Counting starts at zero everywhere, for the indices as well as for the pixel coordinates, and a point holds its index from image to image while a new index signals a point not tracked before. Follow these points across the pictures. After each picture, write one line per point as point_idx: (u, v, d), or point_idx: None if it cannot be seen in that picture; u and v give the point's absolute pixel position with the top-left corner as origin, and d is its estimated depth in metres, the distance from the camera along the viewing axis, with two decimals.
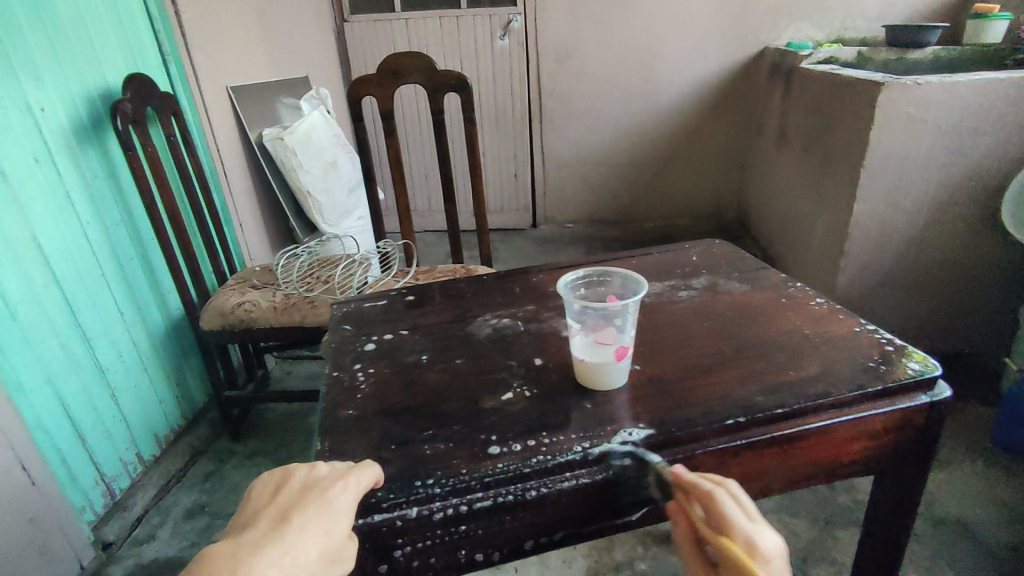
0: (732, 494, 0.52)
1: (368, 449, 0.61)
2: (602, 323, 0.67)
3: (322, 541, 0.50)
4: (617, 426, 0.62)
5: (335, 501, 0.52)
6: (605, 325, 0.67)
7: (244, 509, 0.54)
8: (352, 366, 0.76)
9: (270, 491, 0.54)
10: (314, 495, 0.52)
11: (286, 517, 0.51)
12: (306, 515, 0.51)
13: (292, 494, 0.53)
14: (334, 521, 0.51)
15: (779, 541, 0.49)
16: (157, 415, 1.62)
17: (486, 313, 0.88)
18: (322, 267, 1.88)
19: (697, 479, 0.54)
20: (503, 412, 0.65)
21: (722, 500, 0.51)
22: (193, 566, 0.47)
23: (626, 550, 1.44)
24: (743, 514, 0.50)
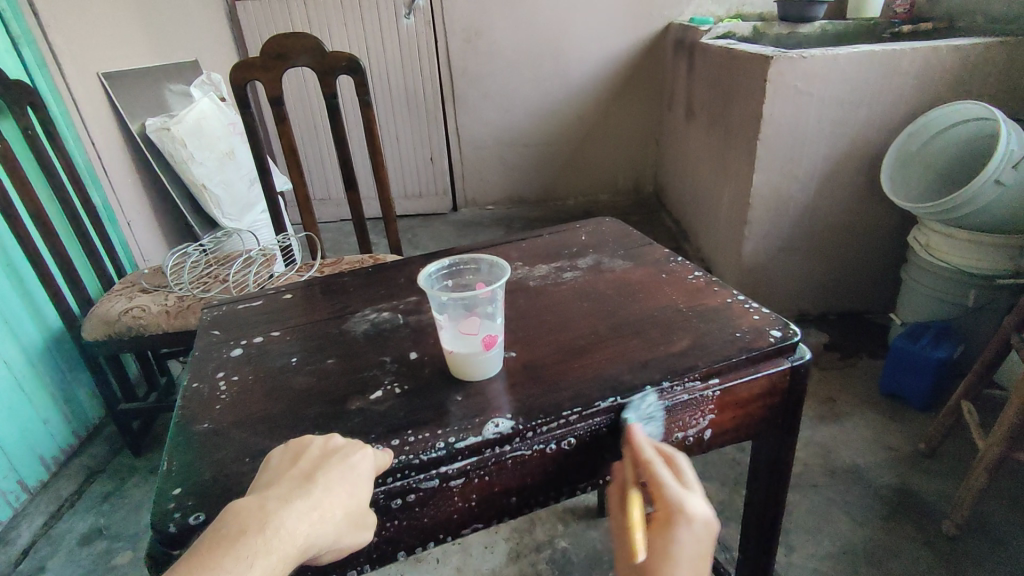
0: (673, 465, 0.54)
1: (220, 463, 0.57)
2: (467, 313, 0.65)
3: (347, 503, 0.49)
4: (485, 416, 0.61)
5: (357, 465, 0.51)
6: (470, 315, 0.65)
7: (262, 472, 0.51)
8: (214, 375, 0.71)
9: (288, 455, 0.51)
10: (336, 457, 0.50)
11: (313, 477, 0.48)
12: (330, 475, 0.49)
13: (314, 458, 0.50)
14: (357, 481, 0.50)
15: (710, 511, 0.49)
16: (42, 437, 1.49)
17: (365, 308, 0.85)
18: (219, 266, 1.77)
19: (646, 447, 0.56)
20: (370, 411, 0.63)
21: (659, 469, 0.53)
22: (217, 522, 0.44)
23: (547, 528, 1.45)
24: (676, 482, 0.52)
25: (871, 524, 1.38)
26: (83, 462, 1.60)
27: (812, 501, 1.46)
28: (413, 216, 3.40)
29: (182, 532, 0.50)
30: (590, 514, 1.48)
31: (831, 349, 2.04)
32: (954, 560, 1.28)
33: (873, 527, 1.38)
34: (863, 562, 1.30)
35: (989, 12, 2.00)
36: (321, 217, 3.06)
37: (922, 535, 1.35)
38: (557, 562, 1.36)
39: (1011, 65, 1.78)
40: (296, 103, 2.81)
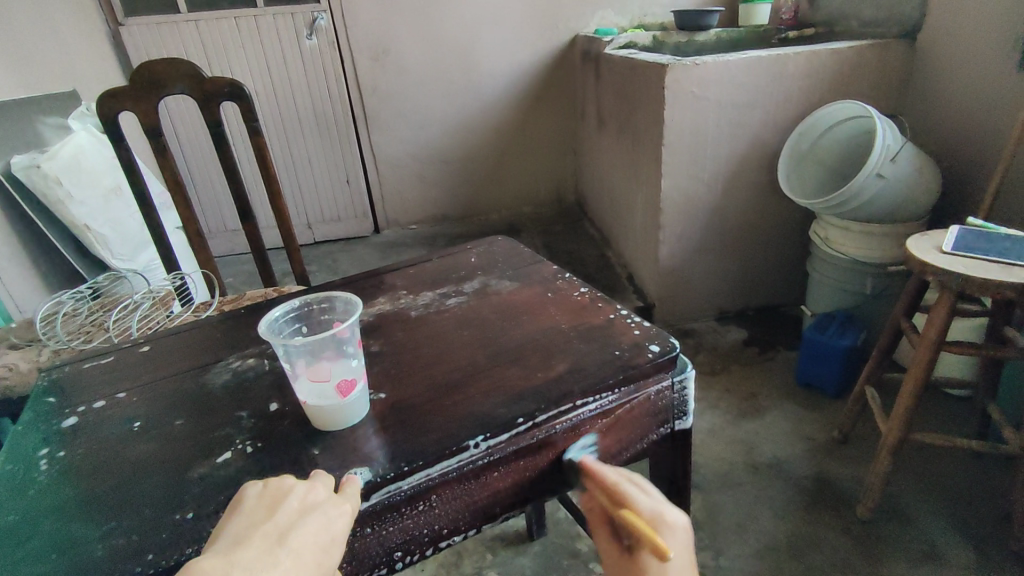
0: (638, 484, 0.57)
1: (20, 563, 0.48)
2: (317, 358, 0.60)
3: (313, 571, 0.45)
4: (342, 472, 0.55)
5: (331, 526, 0.47)
6: (320, 360, 0.60)
7: (237, 511, 0.47)
8: (37, 453, 0.62)
9: (265, 503, 0.47)
10: (312, 517, 0.47)
11: (285, 539, 0.45)
12: (302, 538, 0.46)
13: (293, 513, 0.47)
14: (329, 546, 0.47)
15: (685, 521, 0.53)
16: None
17: (229, 356, 0.77)
18: (103, 312, 1.63)
19: (609, 473, 0.58)
20: (212, 478, 0.55)
21: (628, 489, 0.55)
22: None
23: (475, 561, 1.39)
24: (644, 496, 0.55)
25: (792, 517, 1.40)
26: None
27: (738, 501, 1.47)
28: (333, 241, 3.28)
29: None
30: (519, 539, 1.43)
31: (748, 345, 2.09)
32: (870, 545, 1.32)
33: (795, 520, 1.40)
34: (787, 558, 1.31)
35: (861, 17, 2.13)
36: (231, 249, 2.90)
37: (840, 522, 1.38)
38: None
39: (884, 65, 1.90)
40: (193, 131, 2.66)
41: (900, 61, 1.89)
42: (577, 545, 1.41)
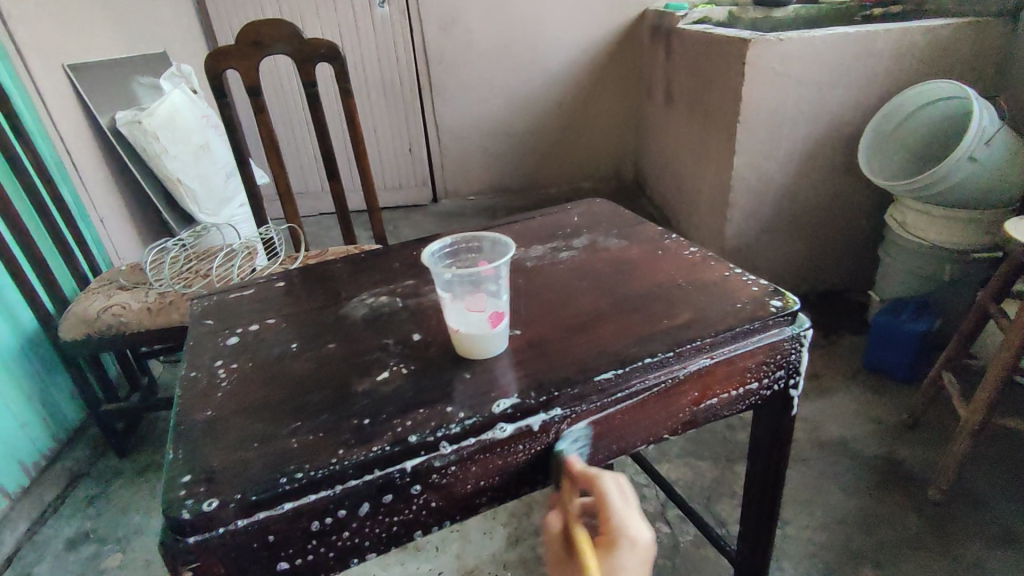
0: (617, 490, 0.53)
1: (226, 451, 0.55)
2: (472, 290, 0.64)
3: None
4: (494, 396, 0.60)
5: None
6: (476, 292, 0.65)
7: None
8: (211, 364, 0.69)
9: None
10: None
11: None
12: None
13: None
14: None
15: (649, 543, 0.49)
16: (21, 442, 1.52)
17: (362, 292, 0.83)
18: (200, 260, 1.73)
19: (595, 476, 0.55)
20: (378, 393, 0.61)
21: (603, 493, 0.53)
22: None
23: (544, 513, 1.46)
24: (619, 506, 0.51)
25: (859, 494, 1.42)
26: (64, 468, 1.64)
27: (804, 475, 1.49)
28: (394, 208, 3.36)
29: (196, 517, 0.48)
30: None
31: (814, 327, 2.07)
32: (939, 525, 1.33)
33: (863, 497, 1.41)
34: (853, 531, 1.33)
35: None
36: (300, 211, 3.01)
37: (908, 501, 1.39)
38: None
39: (980, 45, 1.83)
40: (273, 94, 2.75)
41: (999, 40, 1.82)
42: (642, 505, 1.46)
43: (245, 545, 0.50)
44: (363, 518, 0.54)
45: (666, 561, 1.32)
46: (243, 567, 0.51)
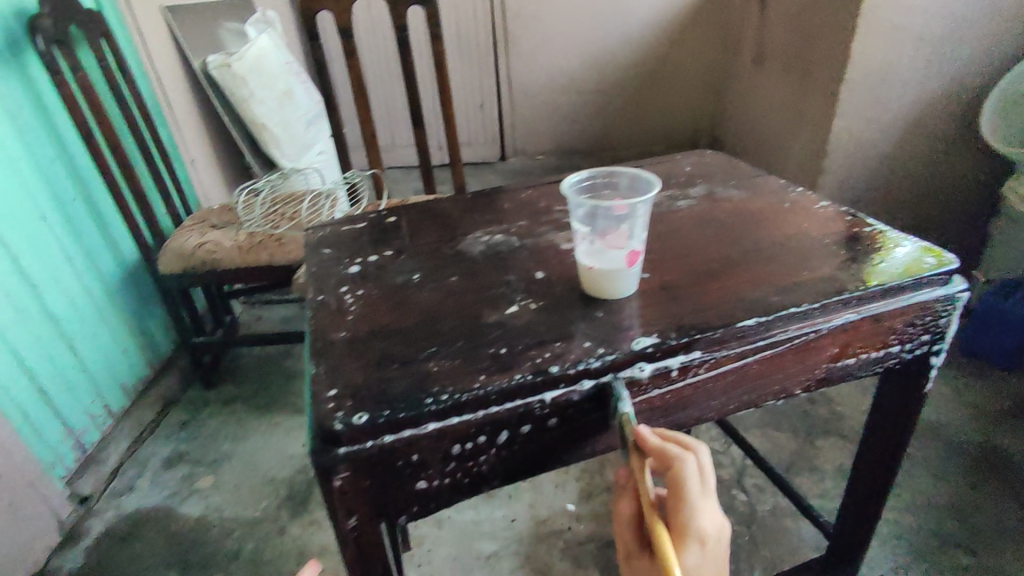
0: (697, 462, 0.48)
1: (367, 369, 0.55)
2: (612, 226, 0.63)
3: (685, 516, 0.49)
4: (631, 337, 0.58)
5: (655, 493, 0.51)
6: (615, 228, 0.63)
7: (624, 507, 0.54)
8: (338, 289, 0.70)
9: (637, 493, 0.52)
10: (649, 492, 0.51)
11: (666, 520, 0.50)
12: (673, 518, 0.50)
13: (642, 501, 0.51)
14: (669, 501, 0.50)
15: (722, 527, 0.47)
16: (121, 366, 1.62)
17: (476, 231, 0.82)
18: (287, 203, 1.76)
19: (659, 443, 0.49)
20: (511, 325, 0.61)
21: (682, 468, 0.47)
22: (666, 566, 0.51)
23: (617, 471, 1.45)
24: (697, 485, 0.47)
25: (954, 479, 1.35)
26: (158, 394, 1.74)
27: None
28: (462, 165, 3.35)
29: (348, 430, 0.49)
30: None
31: None
32: None
33: (959, 482, 1.34)
34: (947, 515, 1.27)
35: None
36: None
37: (1009, 490, 1.31)
38: None
39: None
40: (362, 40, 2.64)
41: None
42: (719, 472, 1.43)
43: (390, 461, 0.51)
44: (499, 446, 0.54)
45: (744, 528, 1.30)
46: (386, 484, 0.52)
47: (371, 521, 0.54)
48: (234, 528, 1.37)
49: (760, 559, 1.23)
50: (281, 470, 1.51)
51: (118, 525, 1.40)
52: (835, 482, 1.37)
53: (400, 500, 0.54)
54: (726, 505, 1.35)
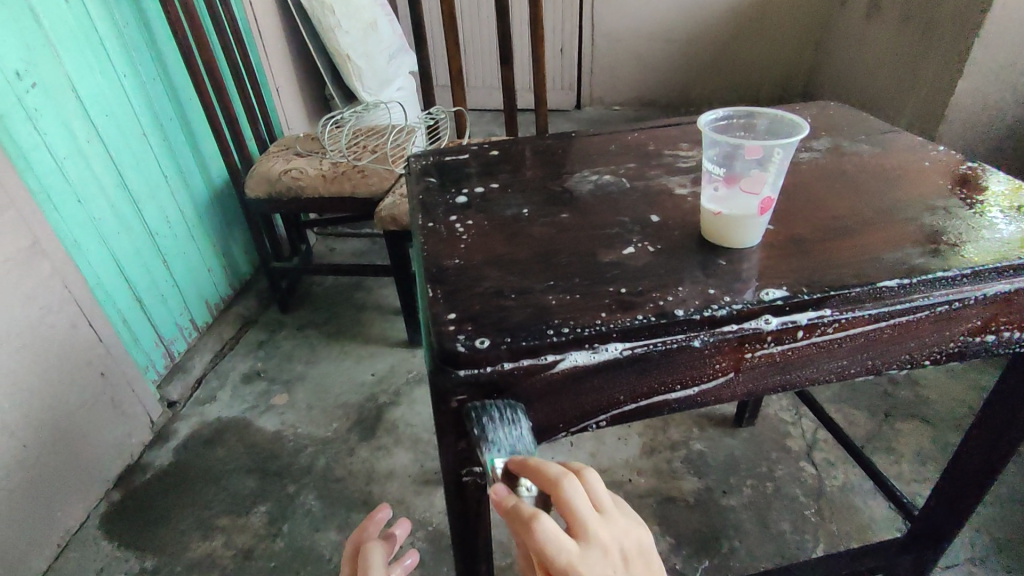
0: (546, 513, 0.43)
1: (485, 297, 0.55)
2: (749, 168, 0.60)
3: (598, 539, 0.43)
4: (758, 288, 0.55)
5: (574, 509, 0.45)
6: (753, 171, 0.60)
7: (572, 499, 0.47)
8: (447, 218, 0.69)
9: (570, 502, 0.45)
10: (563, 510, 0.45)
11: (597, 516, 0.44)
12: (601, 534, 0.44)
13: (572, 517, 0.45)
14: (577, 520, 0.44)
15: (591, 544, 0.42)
16: (207, 283, 1.70)
17: (583, 170, 0.79)
18: (370, 136, 1.77)
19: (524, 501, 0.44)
20: (629, 265, 0.59)
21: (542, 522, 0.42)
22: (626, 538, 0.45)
23: (682, 430, 1.44)
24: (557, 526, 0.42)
25: None
26: (238, 313, 1.82)
27: None
28: None
29: (470, 353, 0.49)
30: (727, 423, 1.44)
31: None
32: None
33: None
34: None
35: None
36: None
37: None
38: (693, 462, 1.36)
39: None
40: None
41: None
42: (788, 442, 1.39)
43: (507, 390, 0.51)
44: (613, 386, 0.53)
45: (810, 500, 1.27)
46: None
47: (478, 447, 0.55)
48: (307, 444, 1.44)
49: (825, 533, 1.20)
50: (351, 396, 1.57)
51: (202, 429, 1.50)
52: (913, 466, 1.32)
53: None
54: (793, 475, 1.32)
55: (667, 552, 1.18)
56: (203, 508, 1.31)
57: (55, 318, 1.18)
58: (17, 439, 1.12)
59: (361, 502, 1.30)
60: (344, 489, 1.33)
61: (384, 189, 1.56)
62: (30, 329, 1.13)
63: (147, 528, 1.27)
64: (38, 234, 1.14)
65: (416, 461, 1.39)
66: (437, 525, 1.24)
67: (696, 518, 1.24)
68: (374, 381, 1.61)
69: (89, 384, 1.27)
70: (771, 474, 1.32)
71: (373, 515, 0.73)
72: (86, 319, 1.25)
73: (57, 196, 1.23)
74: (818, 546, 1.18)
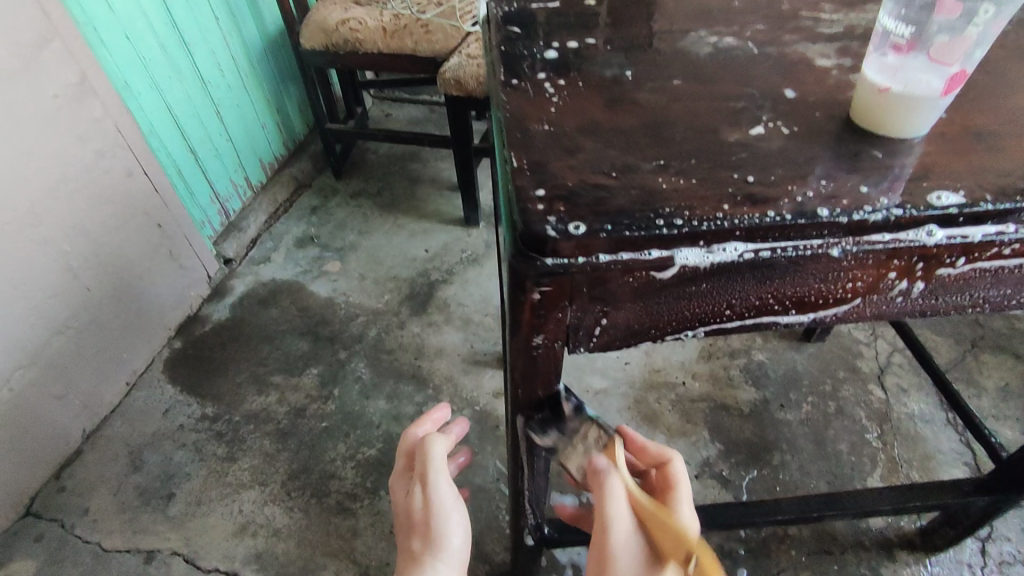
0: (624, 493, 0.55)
1: (581, 174, 0.46)
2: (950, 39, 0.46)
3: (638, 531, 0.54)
4: (923, 188, 0.44)
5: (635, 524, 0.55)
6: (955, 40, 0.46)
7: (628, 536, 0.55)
8: (535, 75, 0.58)
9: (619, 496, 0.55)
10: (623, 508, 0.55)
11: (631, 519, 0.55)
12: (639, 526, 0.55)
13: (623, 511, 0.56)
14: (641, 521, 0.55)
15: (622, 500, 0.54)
16: (261, 140, 1.63)
17: (699, 28, 0.65)
18: None
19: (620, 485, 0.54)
20: (758, 149, 0.48)
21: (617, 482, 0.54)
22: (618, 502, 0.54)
23: (744, 338, 1.35)
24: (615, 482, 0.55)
25: None
26: (293, 174, 1.76)
27: None
28: None
29: (561, 240, 0.41)
30: (795, 336, 1.35)
31: None
32: None
33: None
34: None
35: None
36: None
37: None
38: (752, 371, 1.29)
39: None
40: None
41: None
42: (858, 362, 1.30)
43: (599, 286, 0.44)
44: (721, 292, 0.45)
45: (873, 424, 1.20)
46: (583, 311, 0.45)
47: (554, 345, 0.48)
48: (359, 313, 1.44)
49: (884, 458, 1.15)
50: (402, 270, 1.54)
51: (258, 289, 1.51)
52: (994, 402, 1.22)
53: (590, 329, 0.47)
54: (859, 397, 1.24)
55: (714, 459, 1.16)
56: (259, 365, 1.34)
57: (109, 163, 1.15)
58: (77, 280, 1.14)
59: (409, 375, 1.31)
60: (393, 362, 1.33)
61: (449, 50, 1.42)
62: (84, 172, 1.10)
63: (207, 377, 1.32)
64: (86, 70, 1.07)
65: (466, 341, 1.37)
66: (482, 406, 1.25)
67: (748, 429, 1.20)
68: (427, 257, 1.57)
69: (146, 234, 1.26)
70: (835, 393, 1.25)
71: (431, 412, 0.73)
72: (141, 169, 1.21)
73: (102, 29, 1.15)
74: (875, 472, 1.14)
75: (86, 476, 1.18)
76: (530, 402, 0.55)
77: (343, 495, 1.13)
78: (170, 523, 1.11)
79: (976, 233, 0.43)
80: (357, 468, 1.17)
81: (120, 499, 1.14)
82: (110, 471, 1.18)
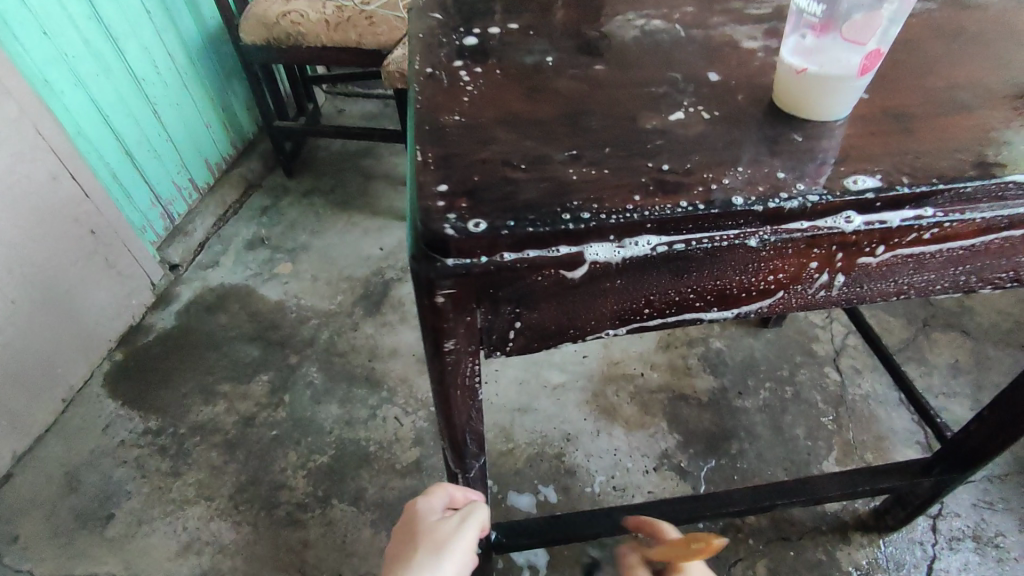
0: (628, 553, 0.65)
1: (489, 168, 0.44)
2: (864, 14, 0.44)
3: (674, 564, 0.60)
4: (841, 173, 0.43)
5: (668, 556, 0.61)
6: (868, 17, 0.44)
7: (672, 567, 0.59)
8: (452, 64, 0.55)
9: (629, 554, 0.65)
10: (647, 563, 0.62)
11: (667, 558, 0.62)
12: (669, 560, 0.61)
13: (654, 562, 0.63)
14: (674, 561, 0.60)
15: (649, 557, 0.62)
16: (204, 139, 1.57)
17: (627, 12, 0.63)
18: None
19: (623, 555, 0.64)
20: (676, 136, 0.46)
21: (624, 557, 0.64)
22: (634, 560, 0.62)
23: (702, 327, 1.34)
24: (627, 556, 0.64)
25: None
26: (241, 174, 1.70)
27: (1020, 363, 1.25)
28: None
29: (462, 239, 0.39)
30: (752, 322, 1.35)
31: None
32: None
33: None
34: None
35: None
36: None
37: None
38: (710, 360, 1.29)
39: None
40: None
41: None
42: (814, 346, 1.31)
43: (508, 286, 0.41)
44: (638, 287, 0.43)
45: (829, 407, 1.21)
46: (495, 313, 0.43)
47: (470, 349, 0.45)
48: (311, 316, 1.39)
49: (839, 440, 1.16)
50: (356, 269, 1.50)
51: (205, 295, 1.45)
52: (944, 379, 1.23)
53: (505, 332, 0.45)
54: (815, 381, 1.25)
55: (673, 450, 1.15)
56: (207, 373, 1.29)
57: (30, 168, 1.08)
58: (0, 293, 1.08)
59: (363, 378, 1.27)
60: (346, 365, 1.30)
61: (394, 42, 1.37)
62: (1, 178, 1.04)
63: (150, 390, 1.27)
64: None
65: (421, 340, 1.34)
66: None
67: (706, 419, 1.19)
68: (382, 256, 1.53)
69: (77, 242, 1.20)
70: (791, 378, 1.25)
71: None
72: (68, 173, 1.15)
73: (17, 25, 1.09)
74: (830, 455, 1.14)
75: (20, 499, 1.12)
76: (455, 408, 0.52)
77: (293, 506, 1.10)
78: (110, 545, 1.06)
79: (896, 218, 0.41)
80: (309, 476, 1.13)
81: (56, 521, 1.09)
82: (46, 493, 1.13)
